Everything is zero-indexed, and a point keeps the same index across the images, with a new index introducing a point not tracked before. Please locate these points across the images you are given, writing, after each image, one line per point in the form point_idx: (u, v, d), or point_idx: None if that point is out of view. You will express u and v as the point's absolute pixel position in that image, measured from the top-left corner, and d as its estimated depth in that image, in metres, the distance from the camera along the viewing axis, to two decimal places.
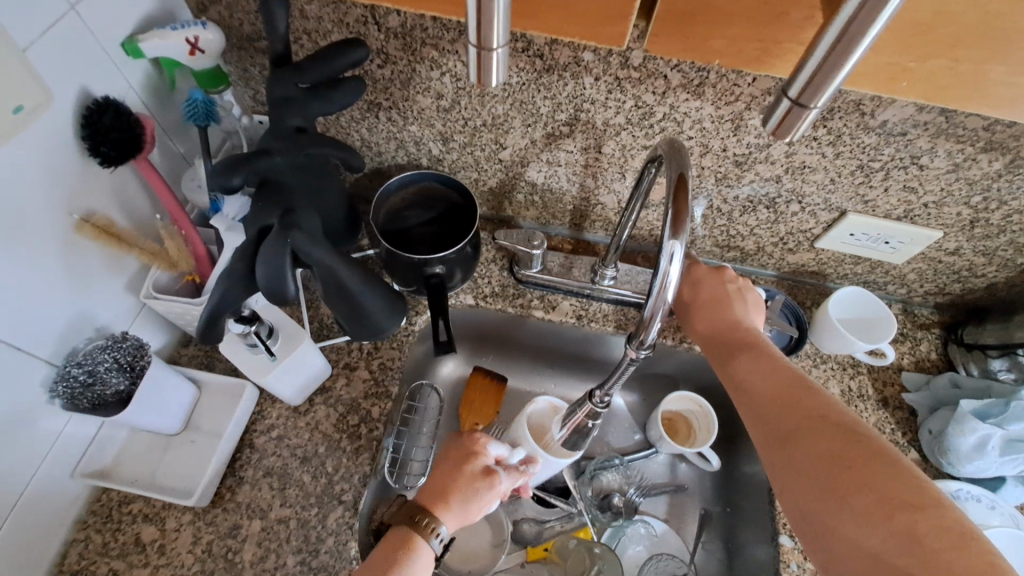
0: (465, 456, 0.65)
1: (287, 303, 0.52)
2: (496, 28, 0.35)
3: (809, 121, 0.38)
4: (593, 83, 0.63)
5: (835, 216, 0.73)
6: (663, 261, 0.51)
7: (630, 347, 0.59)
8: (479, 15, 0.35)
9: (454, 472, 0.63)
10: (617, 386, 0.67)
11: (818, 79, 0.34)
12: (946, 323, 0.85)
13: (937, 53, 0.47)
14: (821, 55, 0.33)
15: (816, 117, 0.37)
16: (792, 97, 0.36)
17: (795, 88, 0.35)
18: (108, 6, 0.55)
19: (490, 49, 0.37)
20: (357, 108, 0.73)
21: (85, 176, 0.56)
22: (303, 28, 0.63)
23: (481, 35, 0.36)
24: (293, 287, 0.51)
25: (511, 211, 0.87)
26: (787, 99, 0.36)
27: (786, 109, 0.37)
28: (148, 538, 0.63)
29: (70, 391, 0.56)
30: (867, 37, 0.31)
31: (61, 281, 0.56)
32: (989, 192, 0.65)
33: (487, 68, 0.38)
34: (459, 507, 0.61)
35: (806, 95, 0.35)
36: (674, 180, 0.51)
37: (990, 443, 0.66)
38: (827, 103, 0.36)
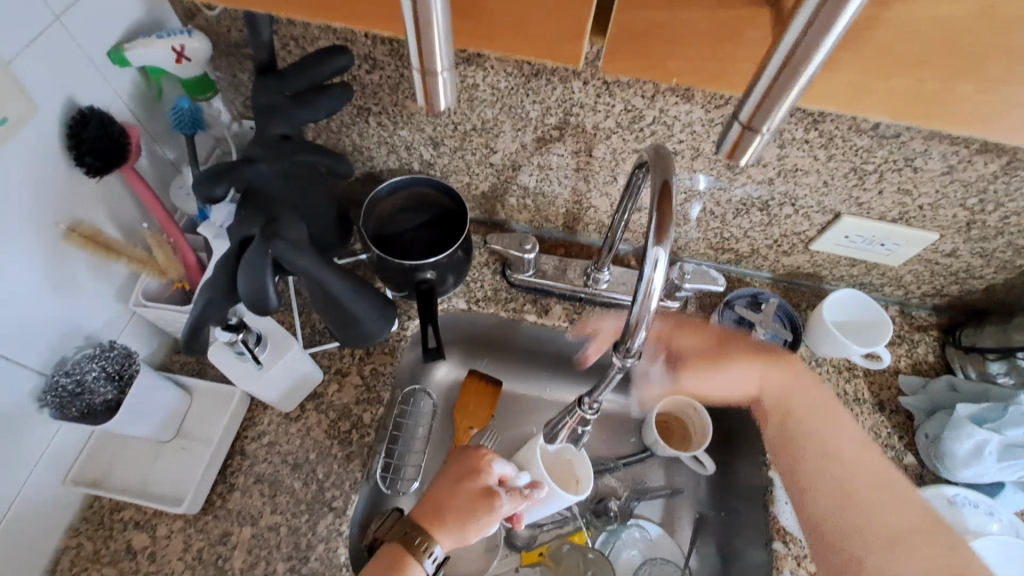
0: (463, 473, 0.64)
1: (268, 312, 0.52)
2: (440, 54, 0.36)
3: (760, 145, 0.38)
4: (581, 87, 0.63)
5: (829, 218, 0.73)
6: (648, 268, 0.51)
7: (618, 354, 0.58)
8: (419, 38, 0.35)
9: (454, 492, 0.63)
10: (606, 394, 0.67)
11: (766, 102, 0.34)
12: (943, 325, 0.84)
13: (899, 71, 0.47)
14: (771, 73, 0.33)
15: (768, 141, 0.37)
16: (742, 121, 0.36)
17: (746, 112, 0.35)
18: (93, 16, 0.55)
19: (433, 74, 0.37)
20: (346, 113, 0.73)
21: (72, 185, 0.56)
22: (290, 34, 0.63)
23: (424, 59, 0.36)
24: (274, 297, 0.51)
25: (503, 214, 0.86)
26: (738, 122, 0.36)
27: (740, 132, 0.37)
28: (139, 545, 0.63)
29: (59, 400, 0.56)
30: (821, 49, 0.31)
31: (49, 290, 0.56)
32: (985, 194, 0.64)
33: (433, 91, 0.38)
34: (455, 528, 0.61)
35: (756, 119, 0.35)
36: (658, 187, 0.50)
37: (987, 448, 0.65)
38: (778, 126, 0.35)
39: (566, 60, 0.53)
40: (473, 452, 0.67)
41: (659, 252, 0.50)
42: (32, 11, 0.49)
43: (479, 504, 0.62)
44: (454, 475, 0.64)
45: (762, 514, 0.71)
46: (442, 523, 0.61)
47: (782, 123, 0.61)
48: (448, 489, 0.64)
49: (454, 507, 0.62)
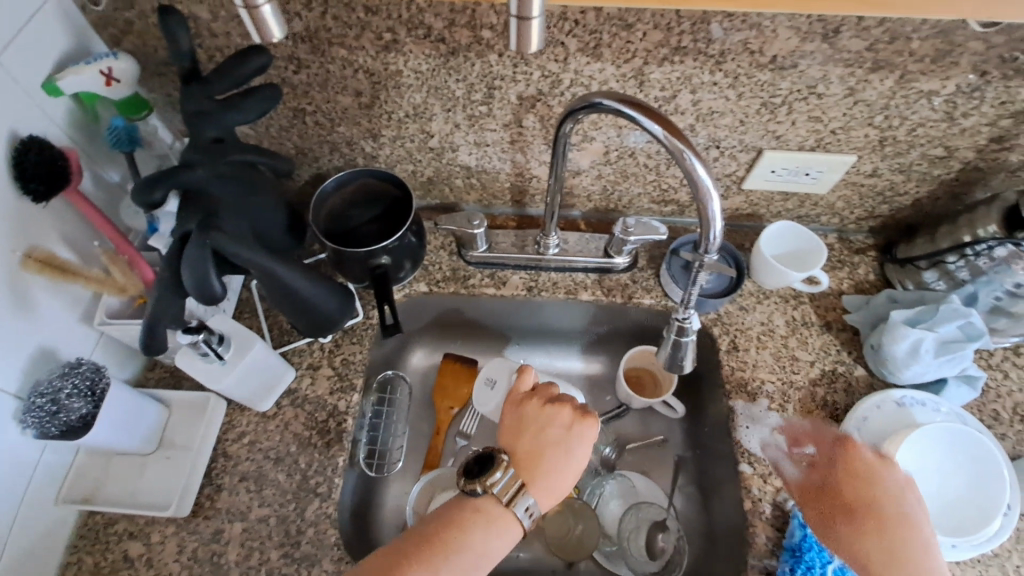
0: (576, 432, 0.62)
1: (215, 301, 0.55)
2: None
3: (541, 29, 0.43)
4: (498, 60, 0.66)
5: (754, 156, 0.76)
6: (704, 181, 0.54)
7: (699, 250, 0.59)
8: None
9: (538, 429, 0.62)
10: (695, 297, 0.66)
11: None
12: (881, 245, 0.88)
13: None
14: None
15: (544, 27, 0.43)
16: (517, 14, 0.42)
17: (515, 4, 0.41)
18: (22, 50, 0.57)
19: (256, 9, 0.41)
20: (283, 117, 0.76)
21: (23, 214, 0.59)
22: (214, 45, 0.66)
23: None
24: (219, 287, 0.54)
25: (453, 197, 0.89)
26: (513, 16, 0.42)
27: (519, 24, 0.42)
28: (135, 554, 0.65)
29: (38, 421, 0.58)
30: None
31: (13, 317, 0.59)
32: (888, 110, 0.68)
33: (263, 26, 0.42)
34: (541, 459, 0.60)
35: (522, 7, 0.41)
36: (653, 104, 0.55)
37: (922, 347, 0.70)
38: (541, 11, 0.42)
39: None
40: (586, 417, 0.63)
41: (709, 195, 0.54)
42: None
43: (580, 459, 0.61)
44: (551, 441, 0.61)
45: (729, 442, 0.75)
46: (554, 464, 0.60)
47: (689, 69, 0.64)
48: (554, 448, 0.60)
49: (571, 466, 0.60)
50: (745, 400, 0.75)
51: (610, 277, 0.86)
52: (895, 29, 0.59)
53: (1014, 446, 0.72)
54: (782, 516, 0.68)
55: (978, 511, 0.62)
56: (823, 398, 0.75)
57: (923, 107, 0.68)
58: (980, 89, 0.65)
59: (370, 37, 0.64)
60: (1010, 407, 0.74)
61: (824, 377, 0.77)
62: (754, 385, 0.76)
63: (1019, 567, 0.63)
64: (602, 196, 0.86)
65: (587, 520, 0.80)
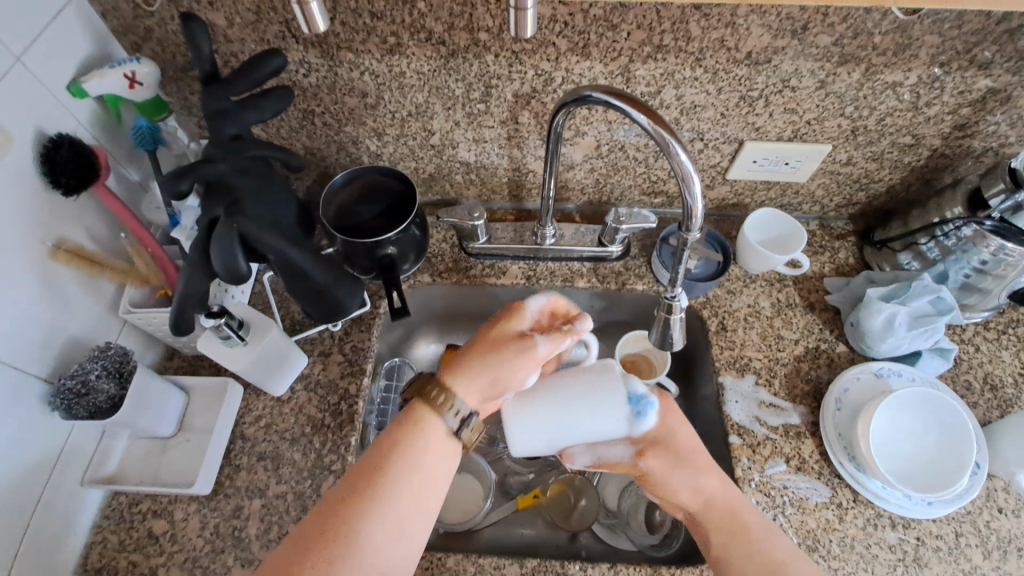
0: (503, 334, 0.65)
1: (241, 279, 0.62)
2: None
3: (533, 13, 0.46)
4: (494, 60, 0.71)
5: (736, 147, 0.81)
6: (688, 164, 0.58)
7: (682, 232, 0.64)
8: None
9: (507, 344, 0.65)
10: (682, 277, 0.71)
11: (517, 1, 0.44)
12: (860, 231, 0.93)
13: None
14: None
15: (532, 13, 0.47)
16: (514, 5, 0.45)
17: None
18: (50, 55, 0.61)
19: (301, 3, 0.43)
20: (293, 118, 0.81)
21: (52, 207, 0.63)
22: (229, 51, 0.70)
23: None
24: (245, 264, 0.61)
25: (453, 193, 0.94)
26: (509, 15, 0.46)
27: (515, 13, 0.45)
28: (160, 530, 0.69)
29: (67, 401, 0.62)
30: None
31: (44, 304, 0.63)
32: (858, 101, 0.73)
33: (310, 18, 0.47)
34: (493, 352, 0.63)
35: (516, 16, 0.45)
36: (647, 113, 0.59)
37: (896, 320, 0.75)
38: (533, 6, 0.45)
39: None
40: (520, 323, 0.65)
41: (690, 178, 0.59)
42: None
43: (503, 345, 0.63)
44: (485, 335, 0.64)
45: (719, 415, 0.79)
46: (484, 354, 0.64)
47: (671, 66, 0.70)
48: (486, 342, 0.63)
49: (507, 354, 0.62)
50: (733, 376, 0.79)
51: (604, 265, 0.90)
52: (858, 25, 0.64)
53: (985, 413, 0.76)
54: (770, 483, 0.72)
55: (949, 469, 0.67)
56: (807, 373, 0.80)
57: (890, 98, 0.73)
58: (940, 80, 0.70)
59: (375, 41, 0.69)
60: (981, 377, 0.79)
61: (807, 354, 0.81)
62: (742, 362, 0.81)
63: (989, 522, 0.69)
64: (595, 189, 0.91)
65: (588, 496, 0.86)
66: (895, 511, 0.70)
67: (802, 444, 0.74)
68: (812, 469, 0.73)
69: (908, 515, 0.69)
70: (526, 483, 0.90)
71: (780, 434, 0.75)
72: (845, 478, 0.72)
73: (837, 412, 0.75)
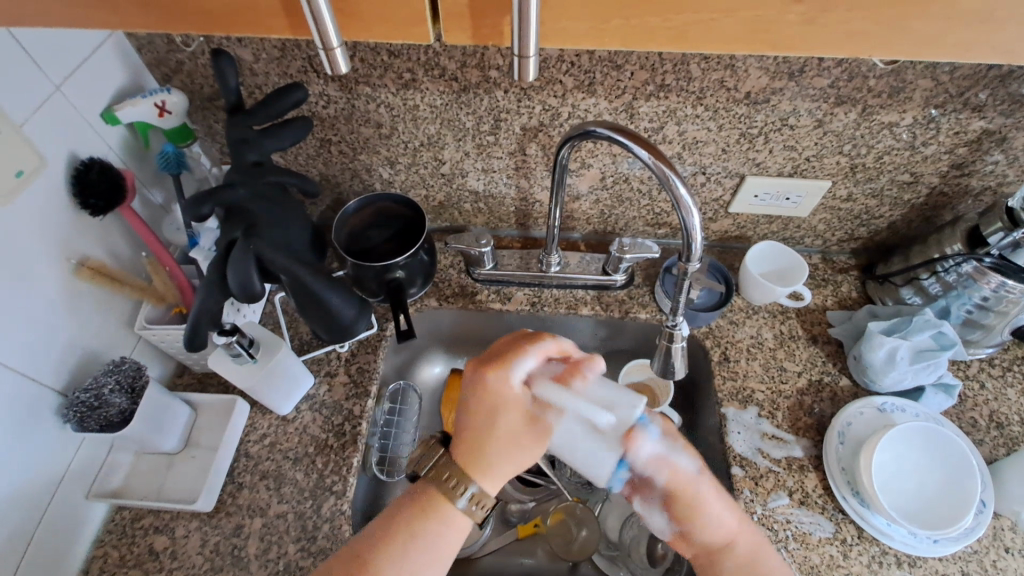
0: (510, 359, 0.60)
1: (255, 296, 0.64)
2: (331, 28, 0.38)
3: (540, 59, 0.41)
4: (504, 95, 0.74)
5: (737, 181, 0.84)
6: (689, 197, 0.60)
7: (682, 262, 0.66)
8: (314, 17, 0.37)
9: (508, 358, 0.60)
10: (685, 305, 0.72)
11: (525, 43, 0.39)
12: (862, 265, 0.94)
13: None
14: (517, 22, 0.37)
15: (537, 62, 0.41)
16: (517, 52, 0.39)
17: (514, 43, 0.39)
18: (87, 85, 0.65)
19: (331, 48, 0.40)
20: (310, 147, 0.84)
21: (78, 226, 0.66)
22: (254, 83, 0.75)
23: (319, 35, 0.39)
24: (257, 283, 0.63)
25: (462, 220, 0.96)
26: (516, 57, 0.40)
27: (519, 60, 0.40)
28: (160, 547, 0.69)
29: (79, 414, 0.63)
30: (535, 15, 0.37)
31: (64, 318, 0.65)
32: (855, 139, 0.76)
33: (332, 62, 0.41)
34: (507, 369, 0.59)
35: (525, 69, 0.41)
36: (649, 146, 0.61)
37: (898, 354, 0.75)
38: (538, 51, 0.40)
39: (417, 37, 0.42)
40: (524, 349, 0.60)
41: (689, 211, 0.61)
42: (37, 85, 0.60)
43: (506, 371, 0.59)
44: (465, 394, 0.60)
45: (721, 446, 0.78)
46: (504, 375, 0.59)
47: (673, 104, 0.73)
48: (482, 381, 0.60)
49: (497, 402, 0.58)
50: (735, 407, 0.79)
51: (608, 293, 0.92)
52: (852, 69, 0.67)
53: (991, 450, 0.75)
54: (773, 517, 0.71)
55: (954, 508, 0.66)
56: (810, 406, 0.79)
57: (887, 137, 0.75)
58: (935, 121, 0.72)
59: (391, 77, 0.73)
60: (986, 414, 0.78)
61: (810, 387, 0.81)
62: (745, 394, 0.81)
63: (997, 562, 0.68)
64: (600, 220, 0.94)
65: (589, 527, 0.84)
66: (901, 549, 0.69)
67: (806, 478, 0.74)
68: (815, 503, 0.72)
69: (915, 554, 0.68)
70: (525, 511, 0.90)
71: (782, 467, 0.75)
72: (849, 514, 0.71)
73: (840, 447, 0.74)
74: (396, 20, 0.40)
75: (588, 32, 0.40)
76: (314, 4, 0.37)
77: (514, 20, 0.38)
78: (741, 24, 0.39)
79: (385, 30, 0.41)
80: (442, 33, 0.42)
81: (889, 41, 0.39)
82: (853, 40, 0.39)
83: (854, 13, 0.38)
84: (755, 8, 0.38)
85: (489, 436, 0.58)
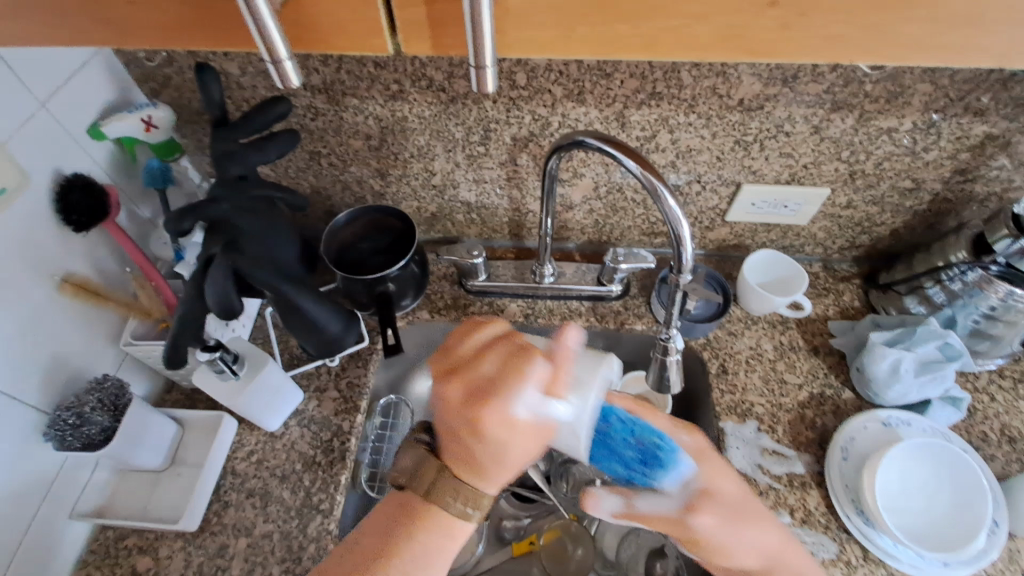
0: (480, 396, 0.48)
1: (237, 314, 0.64)
2: (277, 40, 0.37)
3: (498, 69, 0.39)
4: (492, 106, 0.73)
5: (734, 190, 0.82)
6: (679, 206, 0.58)
7: (673, 273, 0.64)
8: (260, 30, 0.36)
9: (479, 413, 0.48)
10: (679, 317, 0.70)
11: (478, 49, 0.37)
12: (865, 274, 0.92)
13: None
14: (470, 28, 0.36)
15: (495, 76, 0.40)
16: (473, 63, 0.38)
17: (471, 53, 0.38)
18: (72, 100, 0.65)
19: (279, 61, 0.38)
20: (300, 159, 0.84)
21: (62, 242, 0.65)
22: (241, 96, 0.74)
23: (267, 46, 0.37)
24: (237, 299, 0.63)
25: (455, 231, 0.95)
26: (472, 66, 0.39)
27: (476, 72, 0.39)
28: (143, 568, 0.68)
29: (60, 433, 0.63)
30: (485, 22, 0.35)
31: (47, 336, 0.64)
32: (853, 146, 0.74)
33: (284, 75, 0.40)
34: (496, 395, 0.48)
35: (481, 83, 0.40)
36: (638, 155, 0.59)
37: (903, 366, 0.72)
38: (496, 61, 0.38)
39: (376, 48, 0.41)
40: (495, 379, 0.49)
41: (679, 222, 0.59)
42: (20, 102, 0.59)
43: (509, 436, 0.48)
44: (457, 419, 0.49)
45: None
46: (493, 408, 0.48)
47: (665, 112, 0.71)
48: (453, 420, 0.49)
49: (488, 435, 0.48)
50: (734, 422, 0.77)
51: (603, 304, 0.90)
52: (847, 74, 0.65)
53: (1003, 466, 0.73)
54: None
55: (965, 528, 0.64)
56: (812, 420, 0.77)
57: (886, 143, 0.73)
58: (936, 126, 0.70)
59: (379, 88, 0.72)
60: (997, 428, 0.75)
61: (812, 400, 0.79)
62: (744, 407, 0.78)
63: None
64: (595, 230, 0.92)
65: (586, 545, 0.82)
66: (908, 571, 0.66)
67: (807, 496, 0.71)
68: (818, 522, 0.69)
69: None
70: (520, 529, 0.87)
71: (783, 484, 0.72)
72: (853, 533, 0.68)
73: (844, 463, 0.72)
74: (358, 34, 0.40)
75: (553, 40, 0.39)
76: (259, 16, 0.35)
77: (468, 31, 0.36)
78: (714, 28, 0.37)
79: (342, 41, 0.40)
80: (401, 43, 0.40)
81: (870, 46, 0.38)
82: (831, 46, 0.38)
83: (833, 17, 0.36)
84: (729, 13, 0.36)
85: (478, 461, 0.48)
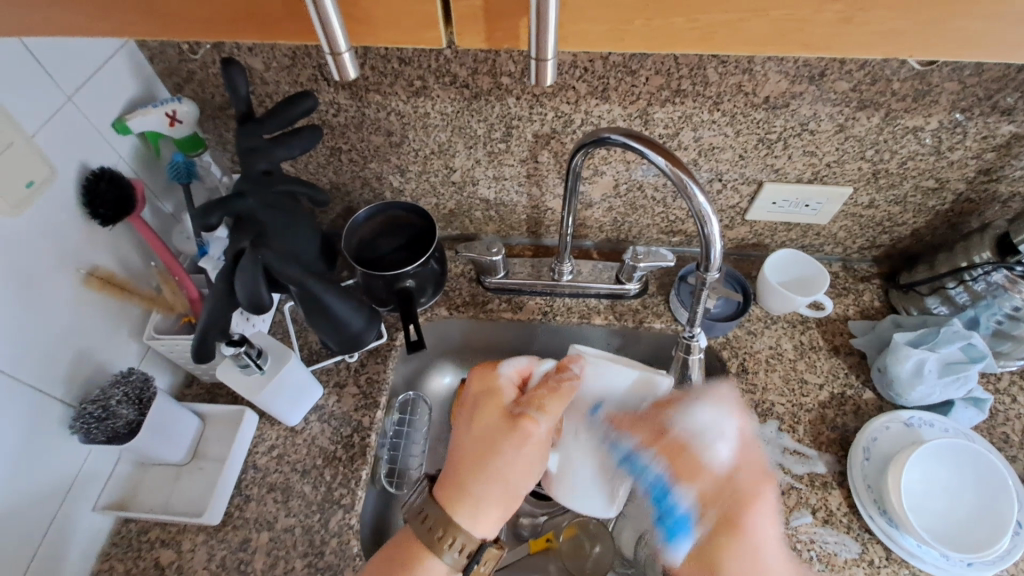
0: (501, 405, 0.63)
1: (264, 308, 0.64)
2: (338, 32, 0.37)
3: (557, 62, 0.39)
4: (516, 102, 0.73)
5: (755, 188, 0.82)
6: (706, 204, 0.58)
7: (699, 271, 0.64)
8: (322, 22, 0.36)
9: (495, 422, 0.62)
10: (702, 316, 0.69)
11: (541, 39, 0.37)
12: (885, 274, 0.91)
13: None
14: (535, 20, 0.36)
15: (553, 71, 0.40)
16: (534, 56, 0.38)
17: (531, 46, 0.37)
18: (98, 94, 0.65)
19: (339, 53, 0.39)
20: (321, 155, 0.84)
21: (88, 236, 0.65)
22: (264, 92, 0.74)
23: (328, 38, 0.38)
24: (265, 294, 0.63)
25: (473, 228, 0.95)
26: (533, 59, 0.38)
27: (535, 64, 0.39)
28: (166, 561, 0.68)
29: (86, 426, 0.63)
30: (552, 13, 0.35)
31: (72, 329, 0.64)
32: (878, 144, 0.73)
33: (341, 66, 0.40)
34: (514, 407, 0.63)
35: (540, 76, 0.40)
36: (668, 153, 0.59)
37: (926, 367, 0.72)
38: (557, 54, 0.38)
39: (429, 42, 0.40)
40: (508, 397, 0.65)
41: (708, 219, 0.59)
42: (49, 95, 0.60)
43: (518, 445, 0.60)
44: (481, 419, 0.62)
45: None
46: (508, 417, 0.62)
47: (689, 109, 0.71)
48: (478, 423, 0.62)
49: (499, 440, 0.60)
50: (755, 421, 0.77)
51: (621, 302, 0.90)
52: (876, 72, 0.65)
53: None
54: (796, 536, 0.68)
55: (990, 530, 0.63)
56: (833, 420, 0.77)
57: (911, 142, 0.73)
58: (962, 126, 0.70)
59: (402, 84, 0.72)
60: (1020, 430, 0.75)
61: (832, 400, 0.78)
62: (764, 407, 0.78)
63: None
64: (613, 228, 0.92)
65: (603, 543, 0.82)
66: (932, 571, 0.65)
67: (829, 496, 0.71)
68: (840, 522, 0.69)
69: None
70: (537, 526, 0.87)
71: (805, 484, 0.72)
72: (876, 534, 0.68)
73: (867, 462, 0.71)
74: (408, 29, 0.40)
75: (604, 34, 0.39)
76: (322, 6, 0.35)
77: (532, 23, 0.36)
78: (773, 22, 0.37)
79: (395, 34, 0.40)
80: (453, 36, 0.40)
81: (926, 40, 0.37)
82: (887, 41, 0.38)
83: (889, 11, 0.36)
84: (785, 7, 0.36)
85: (485, 466, 0.59)
